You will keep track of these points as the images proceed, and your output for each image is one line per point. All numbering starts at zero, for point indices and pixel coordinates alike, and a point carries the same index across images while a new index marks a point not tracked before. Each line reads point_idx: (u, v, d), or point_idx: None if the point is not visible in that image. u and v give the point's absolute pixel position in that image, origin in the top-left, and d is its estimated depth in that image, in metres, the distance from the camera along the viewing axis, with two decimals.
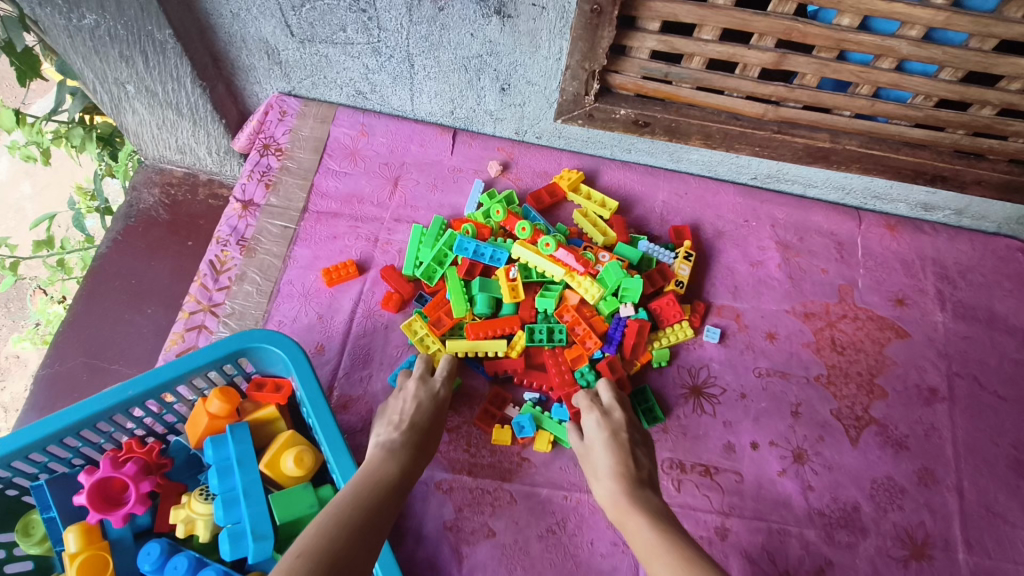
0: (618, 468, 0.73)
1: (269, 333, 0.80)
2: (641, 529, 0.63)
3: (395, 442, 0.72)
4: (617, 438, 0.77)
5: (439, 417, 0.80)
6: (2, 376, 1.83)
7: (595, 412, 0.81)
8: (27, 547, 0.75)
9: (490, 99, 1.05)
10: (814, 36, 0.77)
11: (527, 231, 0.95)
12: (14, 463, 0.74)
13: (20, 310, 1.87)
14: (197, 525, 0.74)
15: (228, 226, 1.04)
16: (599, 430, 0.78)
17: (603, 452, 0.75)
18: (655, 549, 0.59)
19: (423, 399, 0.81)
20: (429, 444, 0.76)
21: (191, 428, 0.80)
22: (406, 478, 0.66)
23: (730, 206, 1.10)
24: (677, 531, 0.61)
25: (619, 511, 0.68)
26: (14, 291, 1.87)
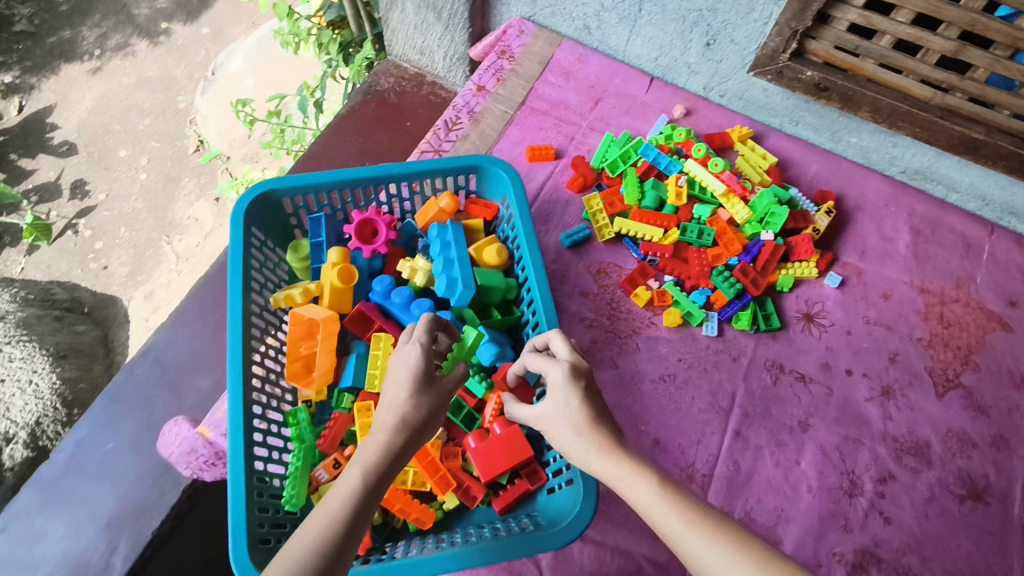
0: (596, 423, 0.69)
1: (500, 160, 1.05)
2: (640, 487, 0.64)
3: (375, 440, 0.66)
4: (586, 391, 0.71)
5: (437, 384, 0.71)
6: (181, 231, 2.22)
7: (557, 368, 0.72)
8: (293, 260, 1.04)
9: (693, 52, 1.27)
10: (994, 31, 0.93)
11: (701, 153, 1.17)
12: (307, 196, 1.05)
13: (209, 181, 2.30)
14: (417, 273, 1.00)
15: (463, 99, 1.32)
16: (568, 384, 0.71)
17: (572, 408, 0.70)
18: (670, 515, 0.61)
19: (400, 369, 0.71)
20: (426, 415, 0.69)
21: (422, 214, 1.07)
22: (377, 485, 0.63)
23: (874, 190, 1.26)
24: (678, 493, 0.63)
25: (609, 472, 0.66)
26: (208, 169, 2.31)
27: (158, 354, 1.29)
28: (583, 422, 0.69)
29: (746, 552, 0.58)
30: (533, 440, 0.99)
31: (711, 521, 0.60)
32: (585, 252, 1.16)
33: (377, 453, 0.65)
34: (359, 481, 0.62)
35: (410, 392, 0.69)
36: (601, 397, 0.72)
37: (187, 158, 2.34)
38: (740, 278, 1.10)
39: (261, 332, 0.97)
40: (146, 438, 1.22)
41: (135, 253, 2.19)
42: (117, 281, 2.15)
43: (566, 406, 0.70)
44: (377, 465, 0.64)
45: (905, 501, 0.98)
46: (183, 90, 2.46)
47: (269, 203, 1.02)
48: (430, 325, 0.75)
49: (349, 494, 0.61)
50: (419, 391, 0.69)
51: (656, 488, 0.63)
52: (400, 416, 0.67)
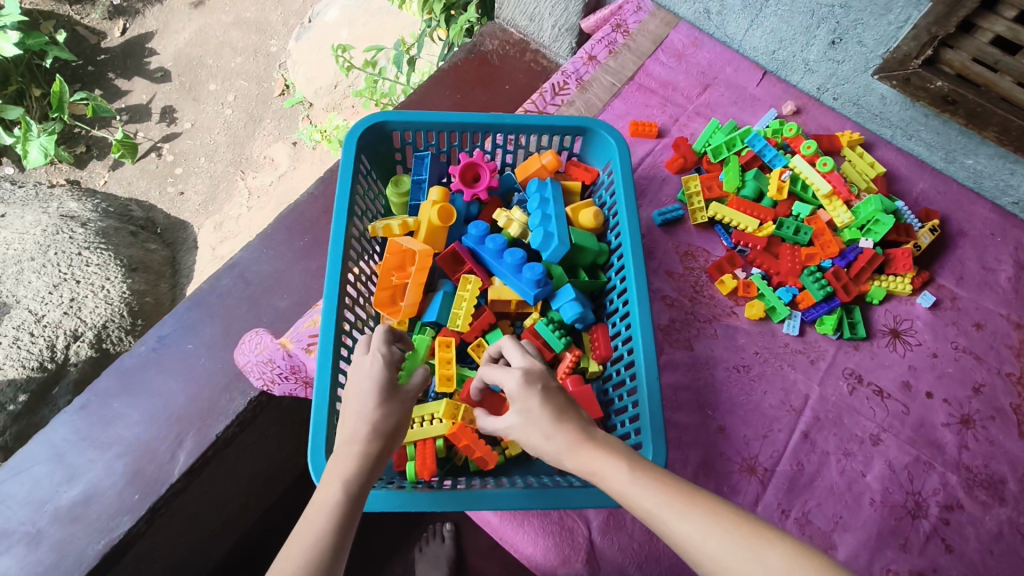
0: (562, 417, 0.64)
1: (611, 126, 1.05)
2: (615, 474, 0.59)
3: (348, 452, 0.65)
4: (546, 390, 0.67)
5: (402, 391, 0.71)
6: (256, 169, 2.28)
7: (512, 375, 0.68)
8: (392, 193, 1.06)
9: (815, 49, 1.24)
10: None
11: (811, 150, 1.15)
12: (416, 133, 1.07)
13: (288, 126, 2.36)
14: (512, 224, 1.02)
15: (573, 66, 1.33)
16: (524, 388, 0.67)
17: (534, 410, 0.65)
18: (645, 499, 0.56)
19: (365, 381, 0.70)
20: (395, 421, 0.69)
21: (523, 167, 1.08)
22: (359, 496, 0.62)
23: (981, 218, 1.22)
24: (650, 472, 0.58)
25: (583, 467, 0.61)
26: (288, 114, 2.38)
27: (243, 269, 1.35)
28: (548, 421, 0.65)
29: (724, 523, 0.53)
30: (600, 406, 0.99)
31: (688, 496, 0.55)
32: (675, 232, 1.16)
33: (354, 466, 0.63)
34: (340, 496, 0.61)
35: (376, 400, 0.68)
36: (562, 394, 0.68)
37: (271, 101, 2.42)
38: (832, 281, 1.07)
39: (357, 257, 1.00)
40: (222, 344, 1.28)
41: (210, 184, 2.28)
42: (190, 208, 2.23)
43: (527, 408, 0.66)
44: (354, 478, 0.63)
45: (971, 533, 0.96)
46: (276, 35, 2.55)
47: (379, 133, 1.04)
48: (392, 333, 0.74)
49: (331, 508, 0.60)
50: (385, 399, 0.69)
51: (628, 472, 0.58)
52: (370, 425, 0.66)
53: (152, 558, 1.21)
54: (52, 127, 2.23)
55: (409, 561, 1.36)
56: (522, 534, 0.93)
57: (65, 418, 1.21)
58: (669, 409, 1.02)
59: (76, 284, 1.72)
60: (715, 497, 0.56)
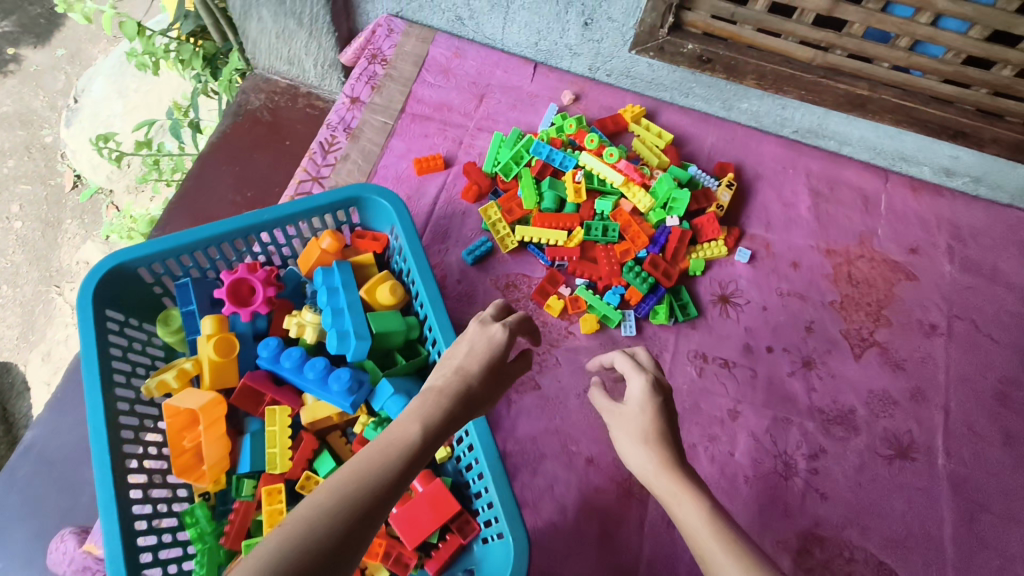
0: (664, 439, 0.69)
1: (381, 188, 0.95)
2: (690, 510, 0.63)
3: (433, 397, 0.62)
4: (664, 406, 0.71)
5: (502, 367, 0.68)
6: (74, 276, 1.95)
7: (641, 377, 0.72)
8: (165, 333, 0.93)
9: (572, 33, 1.19)
10: None
11: (595, 143, 1.11)
12: (167, 261, 0.92)
13: (94, 220, 2.04)
14: (306, 329, 0.90)
15: (337, 115, 1.20)
16: (646, 395, 0.71)
17: (646, 415, 0.70)
18: (712, 544, 0.59)
19: (474, 343, 0.68)
20: (481, 394, 0.66)
21: (304, 258, 0.97)
22: (433, 440, 0.58)
23: (770, 155, 1.24)
24: (726, 519, 0.62)
25: (663, 484, 0.66)
26: (91, 205, 2.05)
27: (41, 448, 1.14)
28: (649, 435, 0.69)
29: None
30: (461, 487, 0.91)
31: (748, 551, 0.58)
32: (490, 267, 1.09)
33: (438, 411, 0.60)
34: (421, 433, 0.58)
35: (483, 364, 0.66)
36: (675, 412, 0.72)
37: (65, 199, 2.05)
38: (652, 271, 1.06)
39: (136, 431, 0.84)
40: (41, 548, 1.08)
41: (23, 312, 1.91)
42: (8, 346, 1.87)
43: (642, 411, 0.71)
44: (435, 422, 0.59)
45: (838, 473, 0.99)
46: (47, 122, 2.13)
47: (122, 278, 0.89)
48: (520, 317, 0.73)
49: (407, 443, 0.56)
50: (488, 368, 0.67)
51: (704, 509, 0.62)
52: (465, 383, 0.64)
53: None
54: None
55: None
56: None
57: None
58: (535, 461, 0.97)
59: None
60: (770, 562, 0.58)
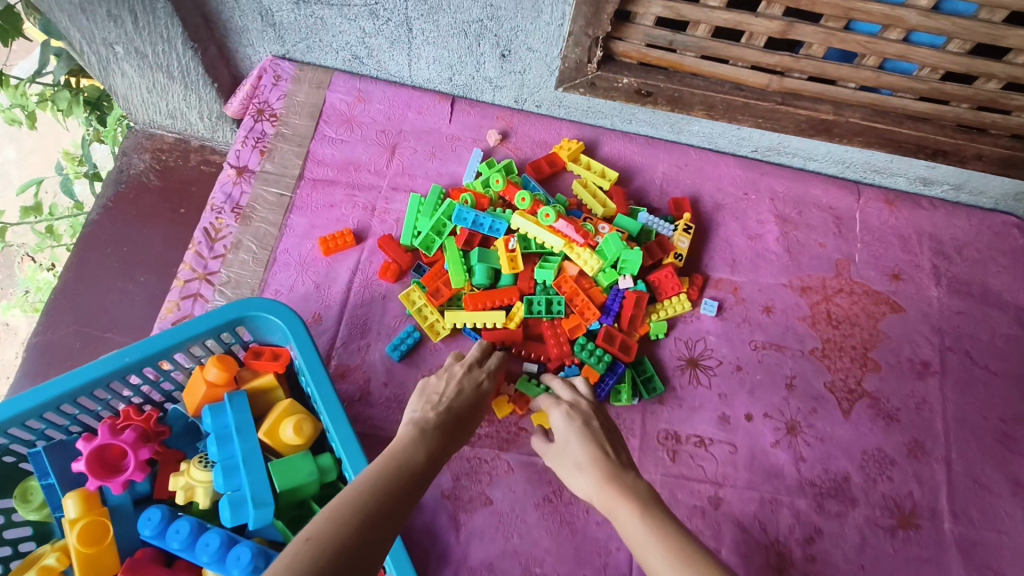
0: (596, 459, 0.66)
1: (270, 302, 0.79)
2: (628, 521, 0.59)
3: (430, 424, 0.64)
4: (587, 427, 0.71)
5: (480, 406, 0.73)
6: None
7: (555, 408, 0.74)
8: (26, 513, 0.75)
9: (489, 66, 1.02)
10: (823, 5, 0.76)
11: (527, 202, 0.94)
12: (11, 431, 0.73)
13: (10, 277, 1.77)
14: (197, 492, 0.74)
15: (222, 193, 1.02)
16: (567, 424, 0.71)
17: (572, 443, 0.69)
18: (650, 547, 0.55)
19: (462, 382, 0.74)
20: (465, 428, 0.69)
21: (189, 396, 0.80)
22: (434, 463, 0.58)
23: (730, 179, 1.09)
24: (667, 523, 0.57)
25: (605, 501, 0.62)
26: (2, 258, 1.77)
27: None
28: (586, 458, 0.67)
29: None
30: None
31: (691, 551, 0.54)
32: (420, 360, 0.93)
33: (436, 441, 0.61)
34: (424, 457, 0.58)
35: (463, 399, 0.71)
36: (610, 433, 0.73)
37: None
38: (607, 346, 0.91)
39: None
40: None
41: None
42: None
43: (567, 440, 0.70)
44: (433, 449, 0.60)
45: (838, 556, 0.87)
46: None
47: None
48: (501, 356, 0.80)
49: (406, 461, 0.56)
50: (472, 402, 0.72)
51: (639, 515, 0.58)
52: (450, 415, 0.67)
53: None
54: None
55: None
56: None
57: None
58: None
59: None
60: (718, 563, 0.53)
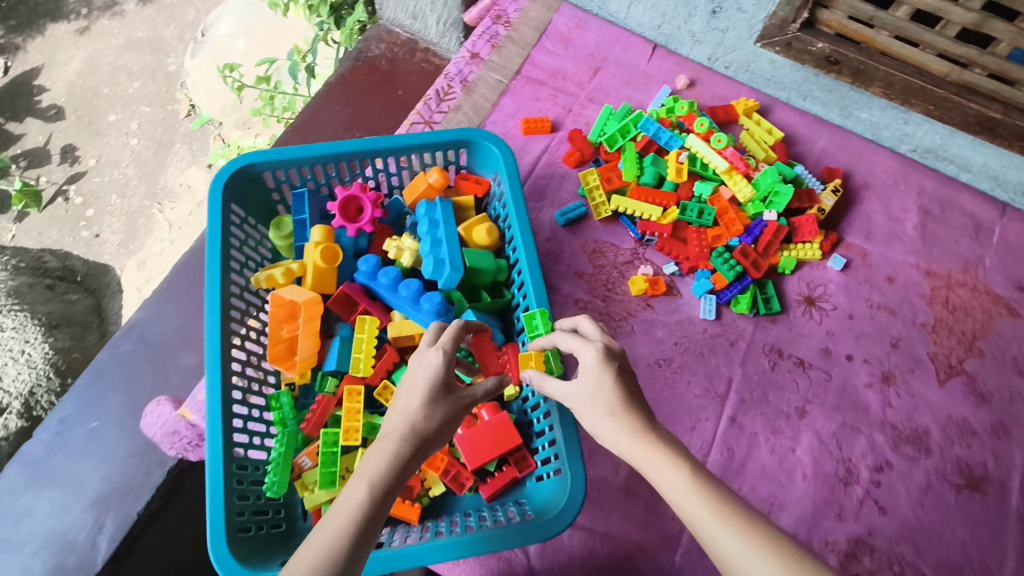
0: (629, 409, 0.65)
1: (493, 135, 0.99)
2: (671, 478, 0.59)
3: (385, 444, 0.60)
4: (620, 372, 0.67)
5: (450, 393, 0.65)
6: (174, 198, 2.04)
7: (590, 348, 0.68)
8: (277, 237, 1.01)
9: (698, 20, 1.19)
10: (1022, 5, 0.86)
11: (704, 127, 1.11)
12: (289, 170, 1.00)
13: (201, 149, 2.12)
14: (403, 254, 0.96)
15: (456, 68, 1.25)
16: (600, 368, 0.67)
17: (605, 388, 0.65)
18: (700, 509, 0.56)
19: (419, 374, 0.65)
20: (440, 429, 0.63)
21: (409, 190, 1.03)
22: (386, 496, 0.57)
23: (883, 167, 1.21)
24: (714, 486, 0.58)
25: (640, 458, 0.62)
26: (200, 134, 2.14)
27: (143, 331, 1.25)
28: (615, 404, 0.65)
29: (775, 550, 0.52)
30: (523, 426, 0.96)
31: (750, 520, 0.55)
32: (581, 230, 1.12)
33: (388, 466, 0.58)
34: (368, 496, 0.55)
35: (426, 397, 0.63)
36: (634, 382, 0.68)
37: (178, 124, 2.16)
38: (741, 260, 1.05)
39: (242, 314, 0.94)
40: (132, 416, 1.18)
41: (127, 221, 2.02)
42: (109, 251, 1.98)
43: (600, 386, 0.66)
44: (383, 473, 0.57)
45: (901, 490, 0.97)
46: (173, 52, 2.26)
47: (251, 178, 0.97)
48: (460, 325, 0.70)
49: (357, 507, 0.55)
50: (438, 396, 0.64)
51: (688, 478, 0.58)
52: (413, 423, 0.61)
53: None
54: None
55: None
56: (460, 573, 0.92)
57: None
58: None
59: None
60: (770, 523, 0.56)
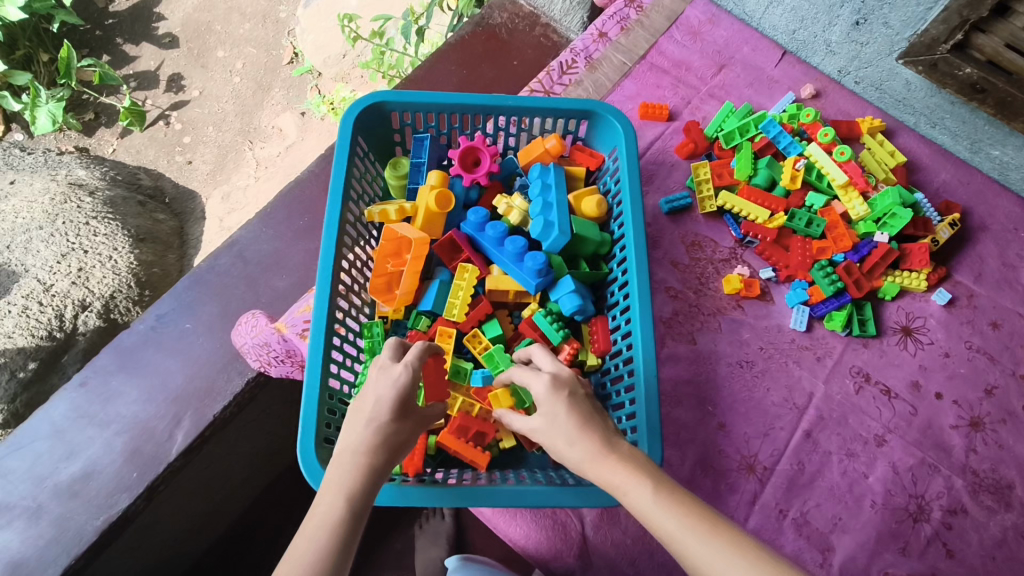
0: (588, 428, 0.62)
1: (618, 110, 1.00)
2: (637, 497, 0.56)
3: (349, 463, 0.61)
4: (574, 397, 0.64)
5: (412, 407, 0.66)
6: (264, 139, 2.11)
7: (539, 378, 0.65)
8: (392, 175, 1.04)
9: (837, 30, 1.17)
10: None
11: (828, 138, 1.10)
12: (415, 114, 1.03)
13: (297, 96, 2.18)
14: (512, 211, 0.99)
15: (583, 43, 1.27)
16: (553, 394, 0.64)
17: (560, 415, 0.63)
18: (668, 523, 0.53)
19: (378, 392, 0.66)
20: (406, 441, 0.64)
21: (525, 151, 1.05)
22: (359, 512, 0.58)
23: (1005, 211, 1.16)
24: (678, 497, 0.55)
25: (604, 478, 0.59)
26: (298, 83, 2.19)
27: (241, 248, 1.31)
28: (574, 428, 0.62)
29: (745, 553, 0.50)
30: (600, 399, 0.96)
31: (716, 526, 0.52)
32: (682, 221, 1.12)
33: (357, 484, 0.59)
34: (346, 508, 0.58)
35: (390, 413, 0.64)
36: (591, 403, 0.65)
37: (280, 69, 2.23)
38: (843, 276, 1.04)
39: (352, 241, 0.97)
40: (220, 325, 1.25)
41: (218, 153, 2.11)
42: (198, 178, 2.07)
43: (554, 416, 0.63)
44: (358, 491, 0.59)
45: (973, 539, 0.93)
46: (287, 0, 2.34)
47: (381, 114, 1.01)
48: (422, 348, 0.70)
49: (333, 526, 0.56)
50: (400, 412, 0.64)
51: (652, 494, 0.55)
52: (378, 439, 0.62)
53: (159, 529, 1.19)
54: (59, 93, 2.10)
55: (410, 535, 1.32)
56: (516, 528, 0.94)
57: (65, 393, 1.20)
58: (669, 405, 1.00)
59: (84, 254, 1.59)
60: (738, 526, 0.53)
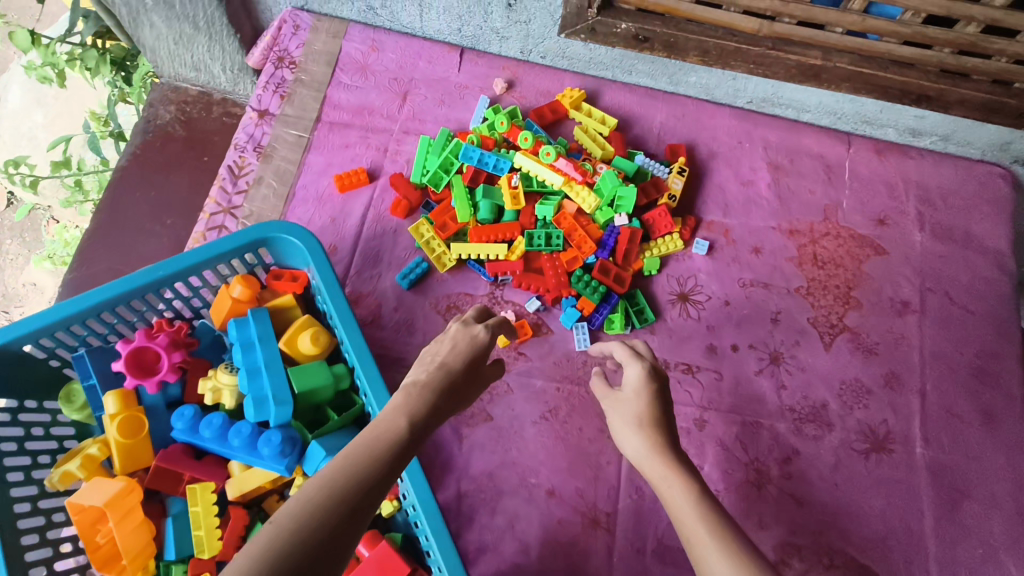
0: (656, 424, 0.70)
1: (289, 225, 0.86)
2: (676, 493, 0.63)
3: (417, 388, 0.63)
4: (660, 393, 0.72)
5: (476, 366, 0.69)
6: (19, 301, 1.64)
7: (638, 364, 0.73)
8: (70, 412, 0.85)
9: (496, 16, 1.07)
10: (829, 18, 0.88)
11: (530, 141, 1.00)
12: (58, 334, 0.82)
13: (35, 240, 1.69)
14: (223, 394, 0.83)
15: (245, 133, 1.08)
16: (642, 381, 0.72)
17: (641, 402, 0.71)
18: (697, 524, 0.59)
19: (457, 341, 0.70)
20: (462, 394, 0.66)
21: (215, 310, 0.89)
22: (416, 438, 0.57)
23: (725, 128, 1.14)
24: (713, 505, 0.61)
25: (654, 469, 0.66)
26: (25, 223, 1.70)
27: None
28: (647, 420, 0.70)
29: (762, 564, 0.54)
30: (413, 542, 0.86)
31: (739, 545, 0.56)
32: (429, 289, 1.00)
33: (424, 410, 0.60)
34: (406, 427, 0.56)
35: (465, 362, 0.68)
36: (670, 405, 0.73)
37: None
38: (602, 279, 0.98)
39: (42, 531, 0.76)
40: None
41: None
42: None
43: (637, 397, 0.72)
44: (421, 412, 0.59)
45: (812, 475, 0.95)
46: None
47: (5, 362, 0.78)
48: (502, 320, 0.76)
49: (394, 434, 0.56)
50: (467, 359, 0.68)
51: (694, 492, 0.62)
52: (447, 376, 0.65)
53: None
54: None
55: None
56: None
57: None
58: (494, 499, 0.91)
59: None
60: (760, 554, 0.56)
